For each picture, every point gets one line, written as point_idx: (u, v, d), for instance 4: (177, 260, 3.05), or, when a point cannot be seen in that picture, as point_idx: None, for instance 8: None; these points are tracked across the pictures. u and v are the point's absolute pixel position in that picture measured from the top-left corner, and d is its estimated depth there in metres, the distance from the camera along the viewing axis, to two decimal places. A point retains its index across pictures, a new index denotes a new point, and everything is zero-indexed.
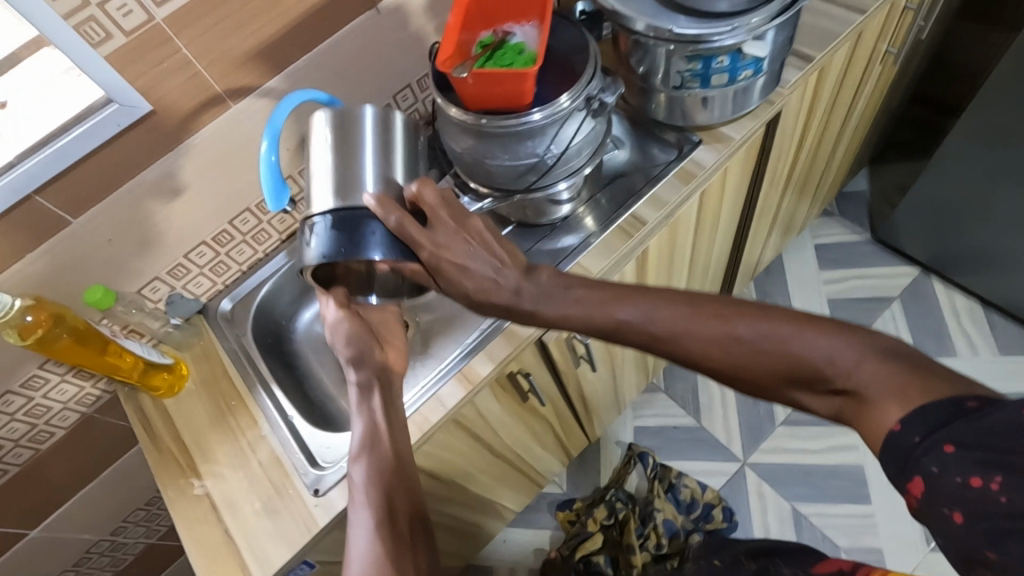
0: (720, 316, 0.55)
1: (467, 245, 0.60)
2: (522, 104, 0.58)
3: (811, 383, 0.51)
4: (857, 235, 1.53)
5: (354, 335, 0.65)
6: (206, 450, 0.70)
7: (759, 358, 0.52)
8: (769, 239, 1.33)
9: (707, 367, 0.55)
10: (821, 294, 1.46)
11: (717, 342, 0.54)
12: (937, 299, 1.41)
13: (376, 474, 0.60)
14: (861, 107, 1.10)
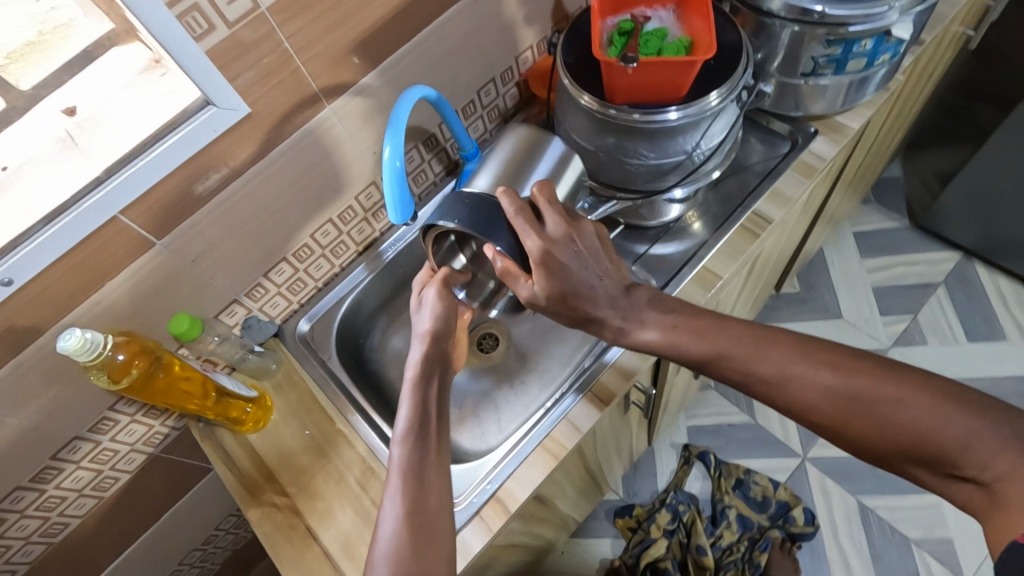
0: (864, 366, 0.49)
1: (575, 251, 0.53)
2: (679, 89, 0.52)
3: (933, 462, 0.45)
4: (897, 222, 1.52)
5: (441, 309, 0.60)
6: (307, 490, 0.64)
7: (896, 409, 0.46)
8: (820, 231, 1.31)
9: (814, 419, 0.50)
10: (864, 283, 1.45)
11: (832, 391, 0.49)
12: (981, 283, 1.41)
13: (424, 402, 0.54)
14: (925, 95, 1.07)
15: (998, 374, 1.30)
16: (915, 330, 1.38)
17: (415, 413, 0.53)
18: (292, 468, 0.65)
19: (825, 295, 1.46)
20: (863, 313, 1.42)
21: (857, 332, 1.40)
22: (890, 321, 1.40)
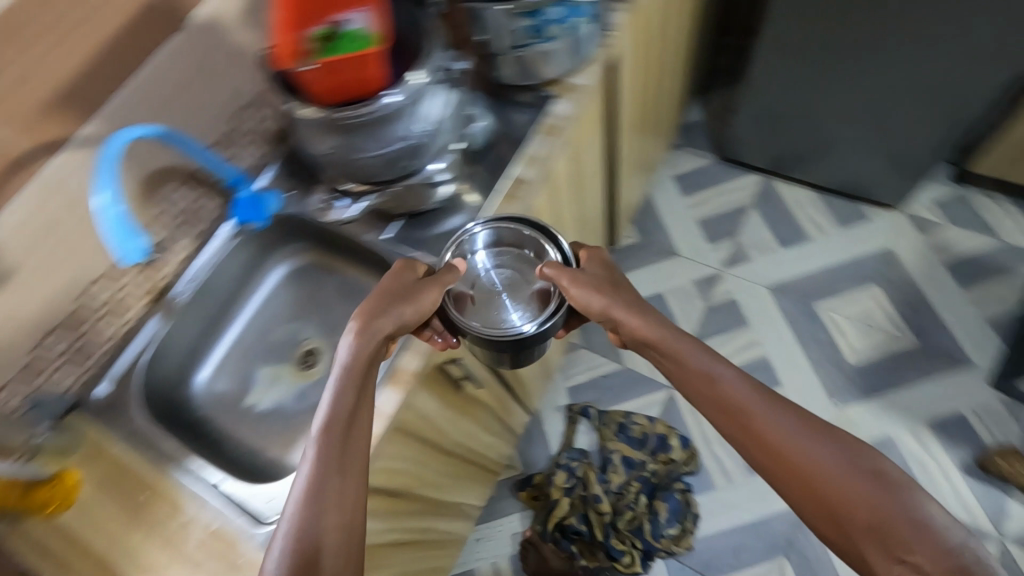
0: (820, 432, 0.60)
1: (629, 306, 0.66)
2: (377, 79, 0.56)
3: (833, 511, 0.56)
4: (706, 159, 1.68)
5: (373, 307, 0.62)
6: (131, 554, 0.61)
7: (837, 462, 0.58)
8: (634, 182, 1.43)
9: (763, 456, 0.61)
10: (689, 219, 1.60)
11: (815, 447, 0.59)
12: (782, 196, 1.60)
13: (355, 392, 0.60)
14: (678, 44, 1.20)
15: (809, 270, 1.48)
16: (739, 249, 1.54)
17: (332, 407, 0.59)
18: (109, 537, 0.62)
19: (660, 238, 1.59)
20: (694, 246, 1.57)
21: (692, 264, 1.55)
22: (717, 247, 1.55)
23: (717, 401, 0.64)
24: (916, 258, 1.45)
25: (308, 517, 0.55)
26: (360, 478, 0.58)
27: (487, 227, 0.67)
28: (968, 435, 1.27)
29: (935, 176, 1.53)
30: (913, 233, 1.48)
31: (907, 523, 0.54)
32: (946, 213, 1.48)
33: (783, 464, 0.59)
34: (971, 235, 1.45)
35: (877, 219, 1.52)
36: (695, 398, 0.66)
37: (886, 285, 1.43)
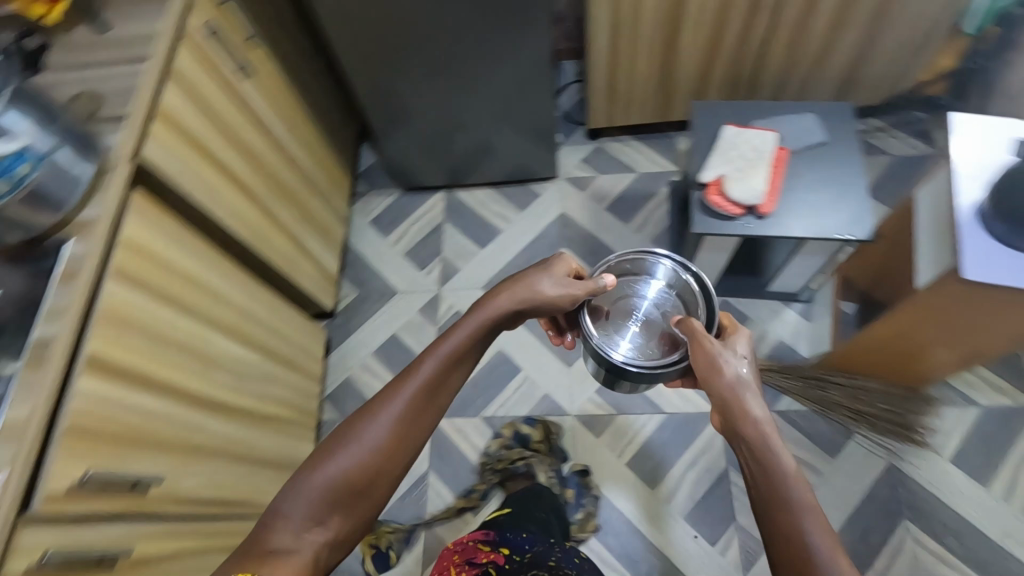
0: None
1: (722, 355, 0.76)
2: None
3: None
4: (393, 194, 1.75)
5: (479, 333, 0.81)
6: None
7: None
8: (316, 249, 1.44)
9: (761, 497, 0.69)
10: (396, 256, 1.66)
11: (804, 517, 0.65)
12: (466, 202, 1.72)
13: (483, 331, 0.81)
14: (272, 118, 1.23)
15: (507, 259, 1.61)
16: (447, 265, 1.63)
17: (430, 376, 0.76)
18: None
19: (378, 283, 1.63)
20: (409, 278, 1.63)
21: (413, 295, 1.61)
22: (428, 271, 1.63)
23: (765, 471, 0.69)
24: (585, 213, 1.65)
25: (385, 432, 0.73)
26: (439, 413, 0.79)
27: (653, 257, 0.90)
28: None
29: (575, 139, 1.75)
30: (575, 193, 1.68)
31: None
32: (593, 167, 1.71)
33: (773, 504, 0.67)
34: (616, 177, 1.68)
35: (546, 192, 1.70)
36: (754, 478, 0.70)
37: (570, 245, 1.61)
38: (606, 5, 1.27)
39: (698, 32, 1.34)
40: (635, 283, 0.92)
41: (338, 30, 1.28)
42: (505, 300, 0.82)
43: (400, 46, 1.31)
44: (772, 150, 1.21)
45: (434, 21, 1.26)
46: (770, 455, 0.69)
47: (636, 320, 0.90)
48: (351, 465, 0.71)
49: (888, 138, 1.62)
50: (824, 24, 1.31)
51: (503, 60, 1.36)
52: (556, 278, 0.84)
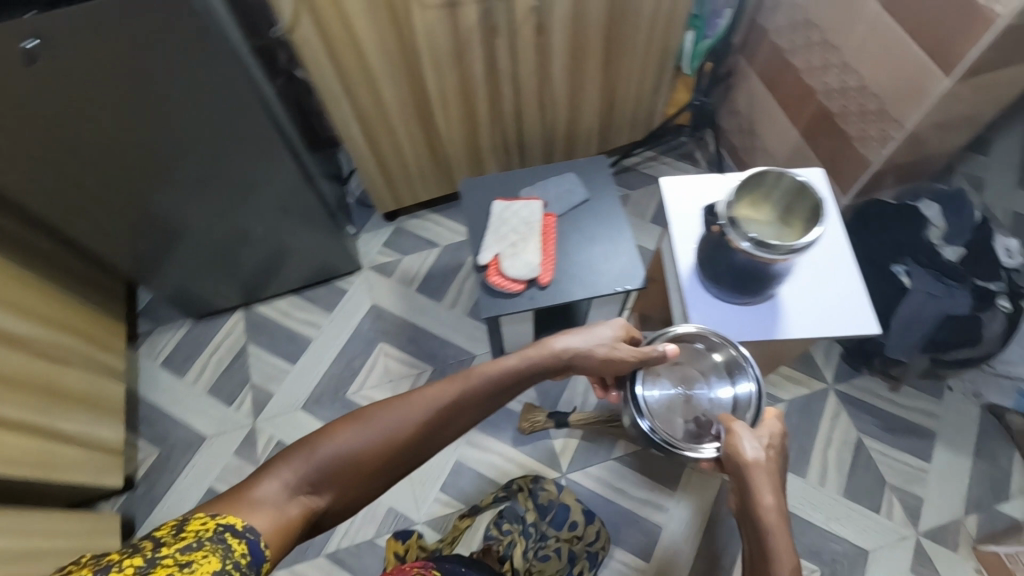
0: None
1: (753, 438, 0.72)
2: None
3: None
4: (184, 326, 1.58)
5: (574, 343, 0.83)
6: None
7: None
8: (82, 427, 1.24)
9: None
10: (198, 395, 1.49)
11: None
12: (269, 317, 1.58)
13: (509, 381, 0.80)
14: None
15: (323, 369, 1.50)
16: (258, 392, 1.48)
17: (483, 385, 0.78)
18: None
19: (182, 433, 1.45)
20: (217, 419, 1.46)
21: (225, 436, 1.44)
22: (238, 405, 1.47)
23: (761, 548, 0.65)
24: (397, 299, 1.59)
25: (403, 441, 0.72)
26: (457, 430, 0.79)
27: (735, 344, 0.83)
28: (504, 413, 1.43)
29: (373, 223, 1.69)
30: (382, 280, 1.62)
31: None
32: (395, 248, 1.66)
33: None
34: (420, 255, 1.64)
35: (352, 286, 1.62)
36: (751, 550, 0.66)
37: (388, 337, 1.54)
38: (345, 105, 1.23)
39: (449, 111, 1.34)
40: (692, 356, 0.86)
41: (29, 198, 1.07)
42: (576, 342, 0.83)
43: (127, 201, 1.15)
44: (536, 214, 1.24)
45: (167, 175, 1.12)
46: (769, 540, 0.64)
47: (686, 390, 0.84)
48: (358, 446, 0.69)
49: (659, 165, 1.74)
50: (562, 85, 1.37)
51: (252, 188, 1.23)
52: (607, 339, 0.84)
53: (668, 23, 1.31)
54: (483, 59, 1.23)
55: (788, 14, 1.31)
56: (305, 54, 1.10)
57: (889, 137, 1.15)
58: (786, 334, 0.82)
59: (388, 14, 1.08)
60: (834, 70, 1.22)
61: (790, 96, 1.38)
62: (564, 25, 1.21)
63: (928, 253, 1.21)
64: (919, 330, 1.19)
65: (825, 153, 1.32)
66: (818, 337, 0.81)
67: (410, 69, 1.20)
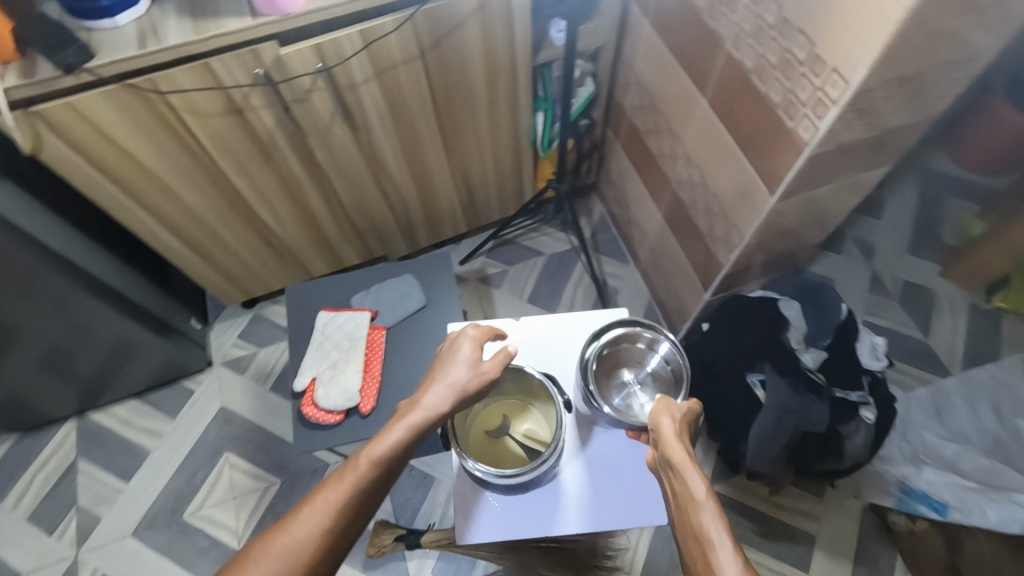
0: None
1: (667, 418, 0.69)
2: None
3: None
4: (9, 440, 1.42)
5: (471, 367, 0.70)
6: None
7: None
8: None
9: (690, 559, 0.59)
10: (17, 523, 1.33)
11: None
12: (106, 426, 1.43)
13: (411, 438, 0.64)
14: None
15: (160, 486, 1.36)
16: (85, 516, 1.34)
17: (405, 437, 0.64)
18: None
19: None
20: (36, 551, 1.31)
21: (43, 571, 1.29)
22: (61, 533, 1.32)
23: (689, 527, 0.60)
24: (248, 400, 1.45)
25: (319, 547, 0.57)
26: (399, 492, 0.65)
27: (626, 331, 0.80)
28: None
29: (229, 312, 1.56)
30: (234, 377, 1.48)
31: None
32: (251, 340, 1.52)
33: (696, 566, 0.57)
34: (277, 347, 1.51)
35: (201, 385, 1.48)
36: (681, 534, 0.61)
37: (235, 444, 1.40)
38: (143, 215, 1.10)
39: (276, 208, 1.22)
40: (625, 355, 0.82)
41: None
42: (466, 350, 0.72)
43: None
44: (363, 320, 1.13)
45: None
46: (700, 523, 0.59)
47: (626, 388, 0.81)
48: (302, 540, 0.57)
49: (539, 236, 1.63)
50: (403, 173, 1.25)
51: (33, 314, 1.09)
52: (473, 369, 0.70)
53: (510, 108, 1.21)
54: (296, 157, 1.11)
55: (638, 96, 1.21)
56: (68, 173, 0.96)
57: (733, 242, 1.05)
58: (609, 333, 0.80)
59: (160, 127, 0.95)
60: (680, 163, 1.12)
61: (651, 178, 1.28)
62: (382, 119, 1.10)
63: (788, 359, 1.11)
64: (777, 444, 1.09)
65: (685, 242, 1.23)
66: (628, 324, 0.80)
67: (210, 173, 1.07)
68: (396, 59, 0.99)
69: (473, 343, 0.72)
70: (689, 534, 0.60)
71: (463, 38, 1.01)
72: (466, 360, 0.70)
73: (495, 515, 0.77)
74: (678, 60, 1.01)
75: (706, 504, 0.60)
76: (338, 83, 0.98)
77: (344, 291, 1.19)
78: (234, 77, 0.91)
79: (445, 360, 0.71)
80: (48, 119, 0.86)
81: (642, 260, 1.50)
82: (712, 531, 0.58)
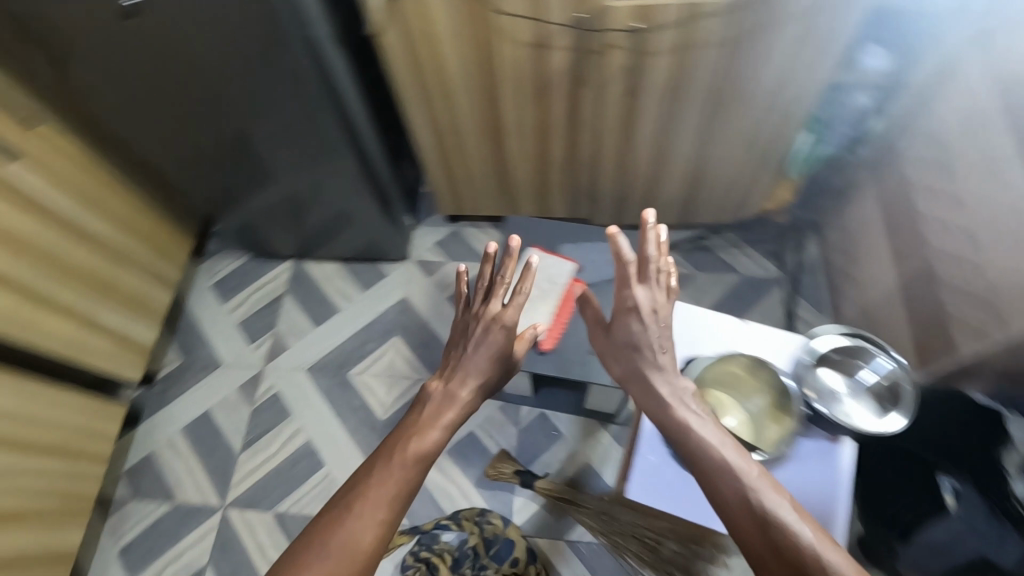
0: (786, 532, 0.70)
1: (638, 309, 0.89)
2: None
3: None
4: (242, 258, 1.71)
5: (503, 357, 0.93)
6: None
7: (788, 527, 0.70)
8: (120, 322, 1.40)
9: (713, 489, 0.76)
10: (229, 325, 1.62)
11: (802, 526, 0.70)
12: (313, 276, 1.67)
13: (445, 436, 0.88)
14: (52, 197, 1.18)
15: (338, 341, 1.57)
16: (277, 341, 1.59)
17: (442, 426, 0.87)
18: None
19: (204, 353, 1.59)
20: (235, 352, 1.58)
21: (236, 369, 1.56)
22: (256, 346, 1.58)
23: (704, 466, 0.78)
24: (426, 301, 1.60)
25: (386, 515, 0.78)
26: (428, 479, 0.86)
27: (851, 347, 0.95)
28: (479, 450, 1.41)
29: (434, 220, 1.71)
30: (421, 277, 1.64)
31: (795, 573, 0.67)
32: (445, 251, 1.67)
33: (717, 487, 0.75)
34: (463, 265, 1.64)
35: (393, 273, 1.66)
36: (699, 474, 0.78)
37: (404, 333, 1.57)
38: (421, 112, 1.24)
39: (523, 143, 1.31)
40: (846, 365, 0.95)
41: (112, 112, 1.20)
42: (486, 350, 0.92)
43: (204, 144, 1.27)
44: (567, 272, 1.18)
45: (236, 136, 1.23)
46: (717, 458, 0.77)
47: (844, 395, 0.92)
48: (359, 530, 0.76)
49: (739, 255, 1.58)
50: (646, 150, 1.28)
51: (304, 164, 1.30)
52: (485, 333, 0.92)
53: (780, 117, 1.19)
54: (565, 103, 1.18)
55: (926, 149, 1.11)
56: (388, 58, 1.11)
57: (987, 333, 0.99)
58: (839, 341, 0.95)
59: (474, 41, 1.06)
60: (953, 232, 1.04)
61: (901, 237, 1.19)
62: (658, 92, 1.12)
63: (993, 482, 0.99)
64: (945, 562, 1.01)
65: (916, 316, 1.14)
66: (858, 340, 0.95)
67: (489, 94, 1.18)
68: (702, 40, 1.01)
69: (484, 327, 0.92)
70: (725, 499, 0.74)
71: (776, 35, 1.01)
72: (479, 331, 0.92)
73: (651, 473, 0.93)
74: (1007, 122, 0.91)
75: (731, 471, 0.75)
76: (640, 47, 1.02)
77: (553, 236, 1.25)
78: (555, 15, 0.99)
79: (476, 342, 0.92)
80: (400, 8, 1.00)
81: (844, 317, 1.40)
82: (755, 486, 0.74)
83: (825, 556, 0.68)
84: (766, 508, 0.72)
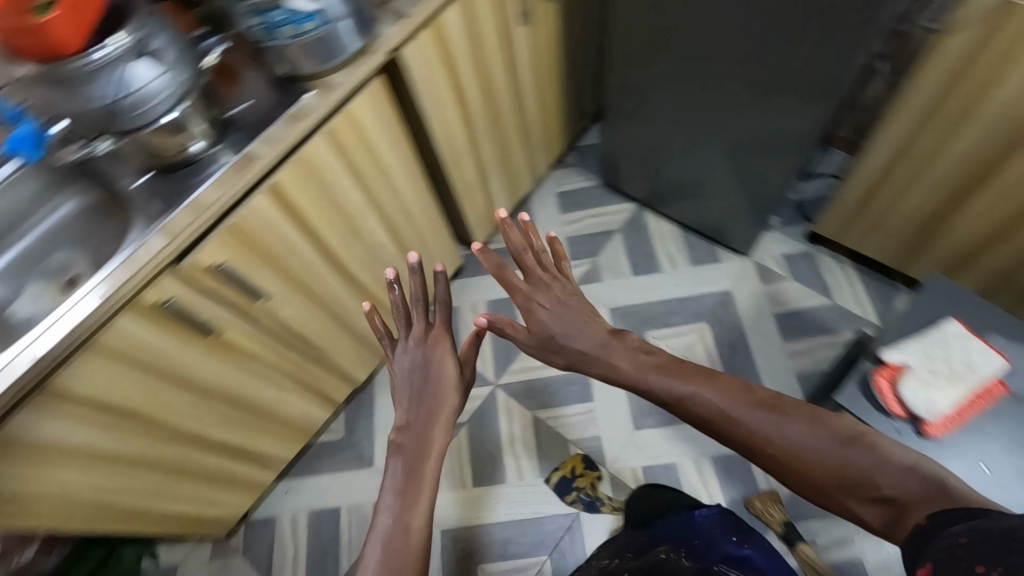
0: (811, 425, 0.71)
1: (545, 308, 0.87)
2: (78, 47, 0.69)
3: (865, 490, 0.67)
4: (592, 182, 1.77)
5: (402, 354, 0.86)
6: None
7: (834, 437, 0.70)
8: (496, 190, 1.53)
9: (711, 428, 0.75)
10: (559, 234, 1.69)
11: (747, 413, 0.73)
12: (649, 229, 1.67)
13: (438, 457, 0.77)
14: (525, 64, 1.29)
15: (650, 299, 1.56)
16: (594, 270, 1.63)
17: (433, 456, 0.77)
18: None
19: None
20: None
21: None
22: (575, 265, 1.64)
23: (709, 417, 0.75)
24: (751, 306, 1.51)
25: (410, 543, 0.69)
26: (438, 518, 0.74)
27: None
28: (746, 477, 1.33)
29: (792, 233, 1.59)
30: (755, 281, 1.54)
31: (870, 471, 0.67)
32: (791, 268, 1.55)
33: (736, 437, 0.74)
34: (806, 291, 1.51)
35: (727, 263, 1.58)
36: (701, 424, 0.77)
37: (715, 325, 1.50)
38: (909, 126, 1.11)
39: (998, 207, 1.11)
40: None
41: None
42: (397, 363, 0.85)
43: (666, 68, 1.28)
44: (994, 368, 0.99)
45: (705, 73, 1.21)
46: (698, 394, 0.76)
47: None
48: None
49: None
50: None
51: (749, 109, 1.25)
52: (420, 348, 0.85)
53: None
54: None
55: None
56: (932, 60, 1.00)
57: None
58: None
59: None
60: None
61: None
62: None
63: None
64: None
65: None
66: None
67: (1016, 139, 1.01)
68: None
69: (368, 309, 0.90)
70: (702, 416, 0.75)
71: None
72: (412, 343, 0.85)
73: None
74: None
75: (678, 388, 0.78)
76: None
77: (990, 322, 1.06)
78: None
79: (406, 358, 0.85)
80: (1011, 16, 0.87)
81: None
82: (685, 390, 0.77)
83: (779, 436, 0.71)
84: (717, 411, 0.75)
